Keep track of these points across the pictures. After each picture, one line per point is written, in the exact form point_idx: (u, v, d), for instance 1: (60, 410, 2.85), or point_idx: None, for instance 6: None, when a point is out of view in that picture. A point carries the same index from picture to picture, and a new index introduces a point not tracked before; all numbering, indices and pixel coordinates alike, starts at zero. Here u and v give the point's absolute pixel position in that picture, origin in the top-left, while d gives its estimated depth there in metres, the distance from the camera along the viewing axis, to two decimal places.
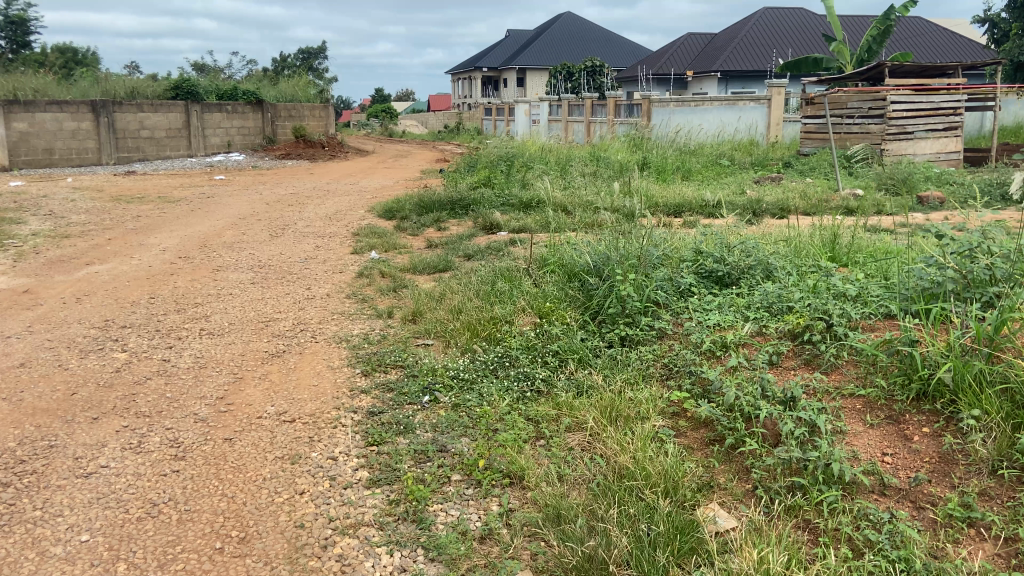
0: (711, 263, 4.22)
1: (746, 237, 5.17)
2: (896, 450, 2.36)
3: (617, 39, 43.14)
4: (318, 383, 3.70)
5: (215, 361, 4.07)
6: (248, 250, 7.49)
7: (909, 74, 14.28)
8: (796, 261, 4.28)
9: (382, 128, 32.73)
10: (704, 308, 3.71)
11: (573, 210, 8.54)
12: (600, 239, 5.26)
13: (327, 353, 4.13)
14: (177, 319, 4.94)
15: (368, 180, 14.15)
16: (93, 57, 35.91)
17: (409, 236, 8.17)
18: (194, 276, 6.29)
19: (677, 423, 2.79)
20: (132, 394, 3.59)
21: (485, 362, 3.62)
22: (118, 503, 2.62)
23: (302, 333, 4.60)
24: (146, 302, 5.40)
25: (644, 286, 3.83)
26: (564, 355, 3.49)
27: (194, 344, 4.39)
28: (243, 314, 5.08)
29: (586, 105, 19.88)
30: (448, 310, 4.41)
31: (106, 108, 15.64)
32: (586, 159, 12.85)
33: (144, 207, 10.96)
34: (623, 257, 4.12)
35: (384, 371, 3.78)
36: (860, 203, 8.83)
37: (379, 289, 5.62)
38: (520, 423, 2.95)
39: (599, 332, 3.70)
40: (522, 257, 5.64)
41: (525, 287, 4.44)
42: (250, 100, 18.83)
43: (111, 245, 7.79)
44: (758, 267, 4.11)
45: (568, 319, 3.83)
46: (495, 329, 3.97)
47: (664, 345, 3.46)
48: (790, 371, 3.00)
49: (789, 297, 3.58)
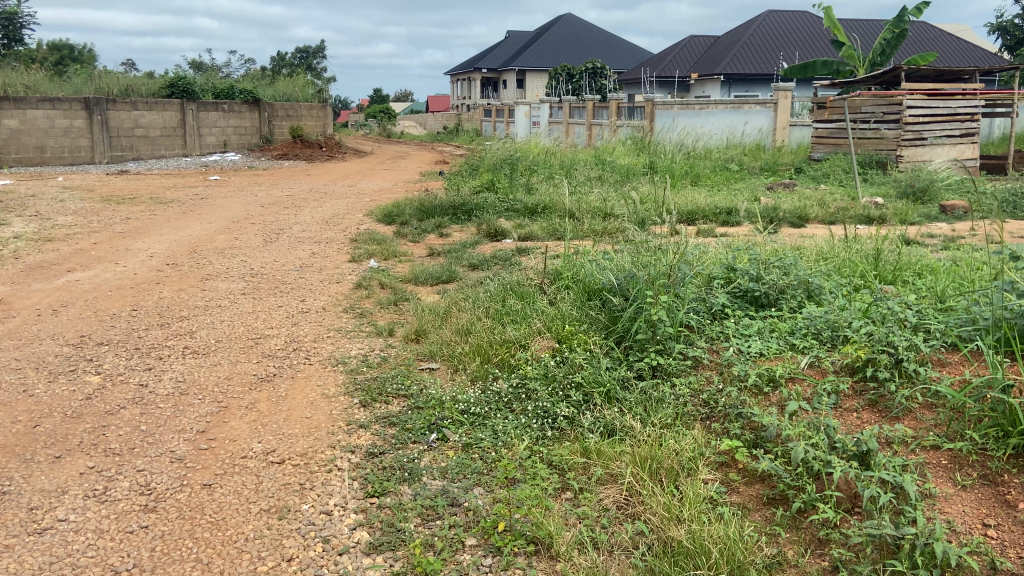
0: (746, 282, 3.85)
1: (777, 251, 4.80)
2: (998, 520, 2.03)
3: (618, 40, 42.76)
4: (311, 414, 3.30)
5: (198, 386, 3.67)
6: (241, 257, 7.11)
7: (923, 78, 14.01)
8: (838, 280, 3.95)
9: (380, 128, 32.33)
10: (745, 336, 3.35)
11: (583, 216, 8.19)
12: (620, 250, 4.90)
13: (322, 379, 3.74)
14: (159, 335, 4.54)
15: (367, 182, 13.78)
16: (89, 54, 35.62)
17: (409, 243, 7.78)
18: (181, 286, 5.90)
19: (728, 477, 2.42)
20: (102, 427, 3.19)
21: (499, 395, 3.24)
22: (73, 570, 2.23)
23: (295, 353, 4.20)
24: (128, 315, 5.01)
25: (676, 308, 3.45)
26: (588, 389, 3.10)
27: (176, 364, 3.99)
28: (231, 330, 4.68)
29: (588, 108, 19.53)
30: (455, 330, 4.03)
31: (100, 106, 15.23)
32: (591, 162, 12.48)
33: (133, 209, 10.54)
34: (651, 274, 3.74)
35: (385, 402, 3.39)
36: (882, 212, 8.50)
37: (379, 302, 5.23)
38: (542, 472, 2.57)
39: (627, 361, 3.31)
40: (533, 270, 5.26)
41: (538, 306, 4.06)
42: (246, 99, 18.42)
43: (96, 250, 7.38)
44: (799, 287, 3.76)
45: (591, 344, 3.43)
46: (509, 355, 3.59)
47: (701, 377, 3.09)
48: (854, 415, 2.65)
49: (841, 326, 3.24)
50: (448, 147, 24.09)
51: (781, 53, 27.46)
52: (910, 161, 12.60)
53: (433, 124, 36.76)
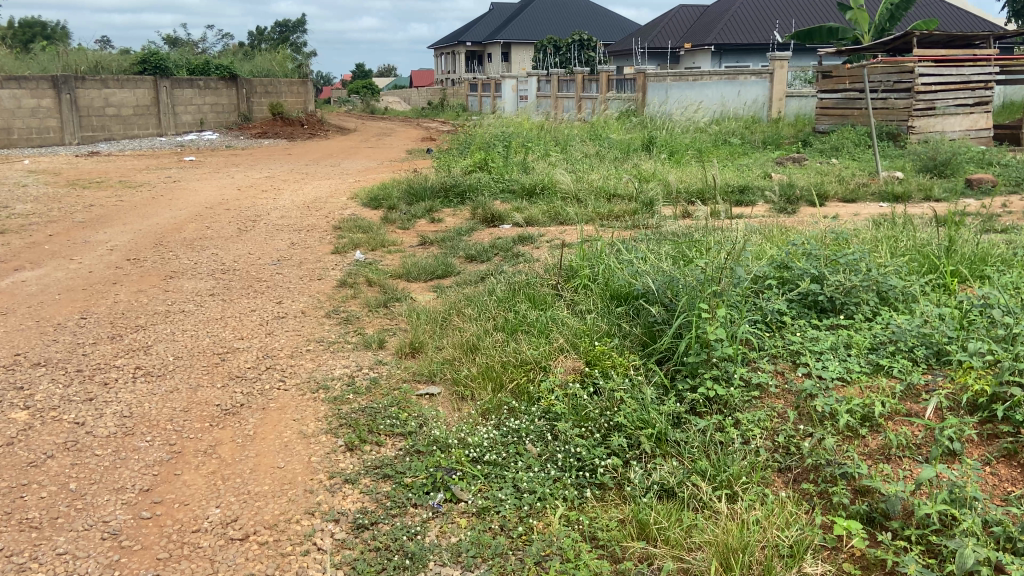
0: (807, 283, 3.21)
1: (824, 239, 4.16)
2: None
3: (603, 11, 41.74)
4: (284, 463, 2.65)
5: (147, 424, 3.01)
6: (212, 249, 6.42)
7: (935, 44, 13.33)
8: (913, 278, 3.33)
9: (363, 104, 31.36)
10: (818, 353, 2.76)
11: (585, 198, 7.54)
12: (642, 243, 4.26)
13: (299, 410, 3.08)
14: (108, 352, 3.86)
15: (350, 162, 13.06)
16: (62, 31, 34.45)
17: (398, 231, 7.10)
18: (141, 286, 5.20)
19: (841, 569, 1.82)
20: (21, 489, 2.55)
21: (520, 435, 2.62)
22: None
23: (268, 374, 3.53)
24: (75, 325, 4.34)
25: (734, 320, 2.81)
26: (631, 431, 2.46)
27: (124, 392, 3.33)
28: (193, 343, 4.01)
29: (577, 81, 18.80)
30: (458, 345, 3.39)
31: (68, 83, 14.32)
32: (586, 138, 11.81)
33: (100, 194, 9.79)
34: (694, 273, 3.07)
35: (376, 445, 2.74)
36: (907, 187, 7.87)
37: (366, 303, 4.58)
38: (591, 560, 1.96)
39: (675, 390, 2.68)
40: (541, 264, 4.64)
41: (555, 314, 3.41)
42: (222, 75, 17.49)
43: (51, 244, 6.66)
44: (872, 290, 3.14)
45: (628, 367, 2.78)
46: (527, 381, 2.95)
47: (773, 413, 2.48)
48: (991, 474, 2.07)
49: (941, 344, 2.65)
50: (434, 123, 23.24)
51: (776, 21, 26.66)
52: (922, 132, 11.99)
53: (417, 99, 35.78)
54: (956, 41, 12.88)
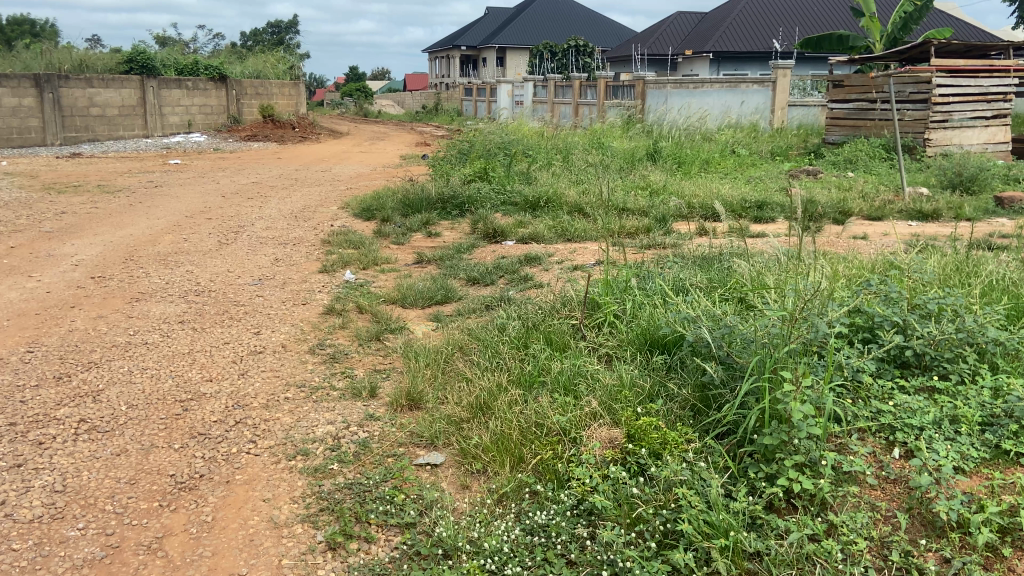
0: (892, 334, 2.66)
1: (884, 269, 3.58)
2: None
3: (601, 18, 41.25)
4: (247, 569, 2.08)
5: (83, 502, 2.43)
6: (188, 265, 5.84)
7: (951, 54, 12.79)
8: (1013, 329, 2.79)
9: (355, 108, 30.81)
10: (918, 430, 2.22)
11: (591, 212, 6.97)
12: (672, 272, 3.68)
13: (272, 486, 2.50)
14: (50, 399, 3.26)
15: (341, 167, 12.47)
16: (51, 30, 33.51)
17: (393, 246, 6.53)
18: (103, 310, 4.61)
19: None
20: None
21: (550, 535, 2.08)
22: None
23: (237, 431, 2.94)
24: (19, 361, 3.74)
25: (817, 385, 2.24)
26: (698, 540, 1.91)
27: (60, 456, 2.74)
28: (151, 387, 3.40)
29: (574, 86, 18.25)
30: (464, 402, 2.82)
31: (51, 82, 13.65)
32: (588, 147, 11.28)
33: (75, 200, 9.17)
34: (758, 322, 2.48)
35: (365, 541, 2.18)
36: (936, 205, 7.33)
37: (356, 336, 4.00)
38: None
39: (746, 477, 2.13)
40: (556, 292, 4.06)
41: (582, 364, 2.85)
42: (212, 75, 16.85)
43: (11, 258, 6.05)
44: (975, 347, 2.59)
45: (685, 448, 2.22)
46: (554, 456, 2.39)
47: (877, 517, 1.95)
48: None
49: None
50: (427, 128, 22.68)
51: (777, 29, 26.14)
52: (938, 145, 11.49)
53: (410, 103, 35.27)
54: (973, 52, 12.39)
